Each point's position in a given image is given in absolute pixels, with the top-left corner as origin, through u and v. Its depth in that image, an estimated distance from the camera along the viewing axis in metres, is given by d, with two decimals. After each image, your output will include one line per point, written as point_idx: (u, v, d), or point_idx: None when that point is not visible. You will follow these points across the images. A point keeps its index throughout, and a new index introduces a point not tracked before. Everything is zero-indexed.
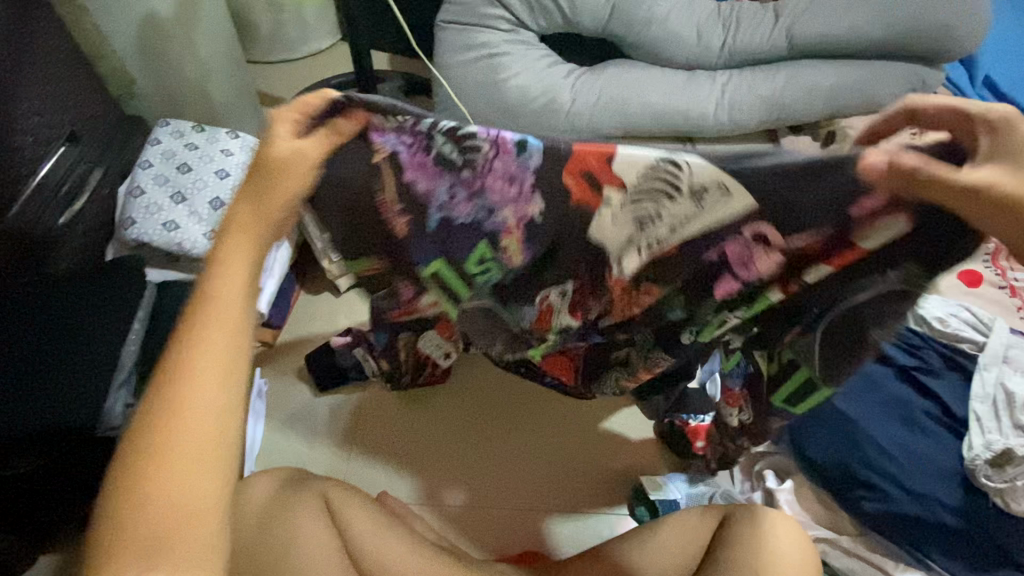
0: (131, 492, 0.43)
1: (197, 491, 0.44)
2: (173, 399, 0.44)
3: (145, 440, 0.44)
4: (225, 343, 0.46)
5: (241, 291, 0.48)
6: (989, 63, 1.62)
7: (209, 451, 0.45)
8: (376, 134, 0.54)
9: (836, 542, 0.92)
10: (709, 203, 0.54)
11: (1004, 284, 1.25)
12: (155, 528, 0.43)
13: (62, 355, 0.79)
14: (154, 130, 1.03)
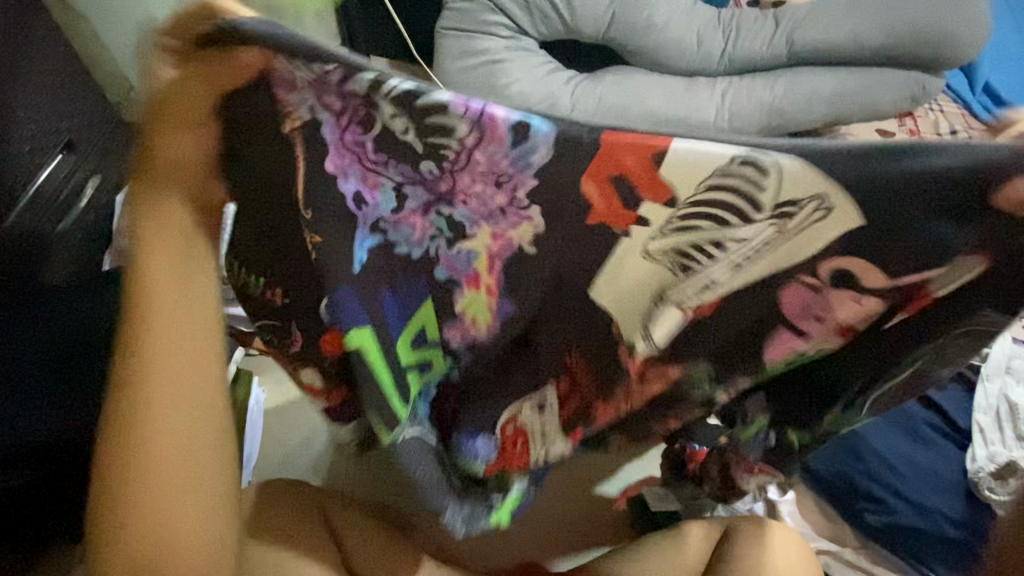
0: (130, 466, 0.50)
1: (185, 449, 0.52)
2: (147, 379, 0.51)
3: (128, 417, 0.51)
4: (189, 328, 0.53)
5: (201, 282, 0.54)
6: (989, 71, 1.63)
7: (198, 419, 0.53)
8: (283, 87, 0.49)
9: (840, 555, 0.91)
10: (798, 222, 0.48)
11: None
12: (153, 485, 0.51)
13: (59, 367, 0.78)
14: None
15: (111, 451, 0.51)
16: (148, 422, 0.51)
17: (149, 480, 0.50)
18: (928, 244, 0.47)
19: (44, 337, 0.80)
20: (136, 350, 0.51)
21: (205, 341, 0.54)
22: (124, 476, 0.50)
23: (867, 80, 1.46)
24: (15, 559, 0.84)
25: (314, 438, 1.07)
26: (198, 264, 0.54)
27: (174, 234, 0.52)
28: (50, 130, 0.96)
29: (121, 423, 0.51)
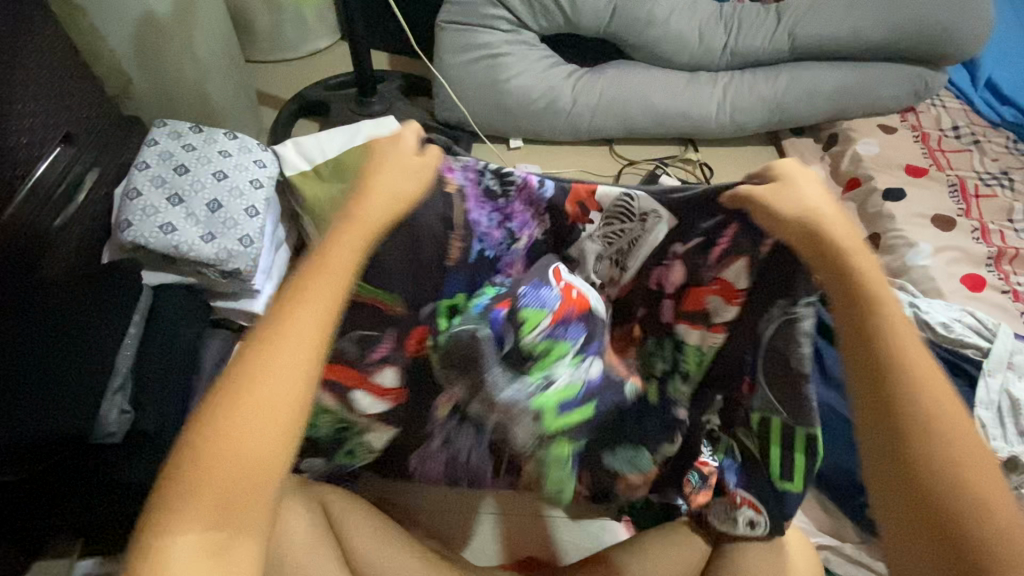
0: (194, 468, 0.44)
1: (261, 443, 0.46)
2: (242, 385, 0.46)
3: (211, 423, 0.45)
4: (302, 346, 0.49)
5: (329, 307, 0.51)
6: (993, 66, 1.62)
7: (273, 449, 0.46)
8: (449, 171, 0.73)
9: (839, 550, 0.92)
10: (649, 224, 0.73)
11: (1007, 289, 1.25)
12: (219, 464, 0.45)
13: (58, 360, 0.78)
14: (151, 130, 1.02)
15: (182, 455, 0.45)
16: (226, 433, 0.45)
17: (198, 498, 0.44)
18: (742, 240, 0.68)
19: (43, 330, 0.80)
20: (250, 355, 0.48)
21: (313, 365, 0.49)
22: (181, 487, 0.44)
23: (867, 76, 1.48)
24: (15, 552, 0.84)
25: None
26: (336, 289, 0.52)
27: (334, 263, 0.54)
28: (48, 124, 0.95)
29: (202, 425, 0.46)
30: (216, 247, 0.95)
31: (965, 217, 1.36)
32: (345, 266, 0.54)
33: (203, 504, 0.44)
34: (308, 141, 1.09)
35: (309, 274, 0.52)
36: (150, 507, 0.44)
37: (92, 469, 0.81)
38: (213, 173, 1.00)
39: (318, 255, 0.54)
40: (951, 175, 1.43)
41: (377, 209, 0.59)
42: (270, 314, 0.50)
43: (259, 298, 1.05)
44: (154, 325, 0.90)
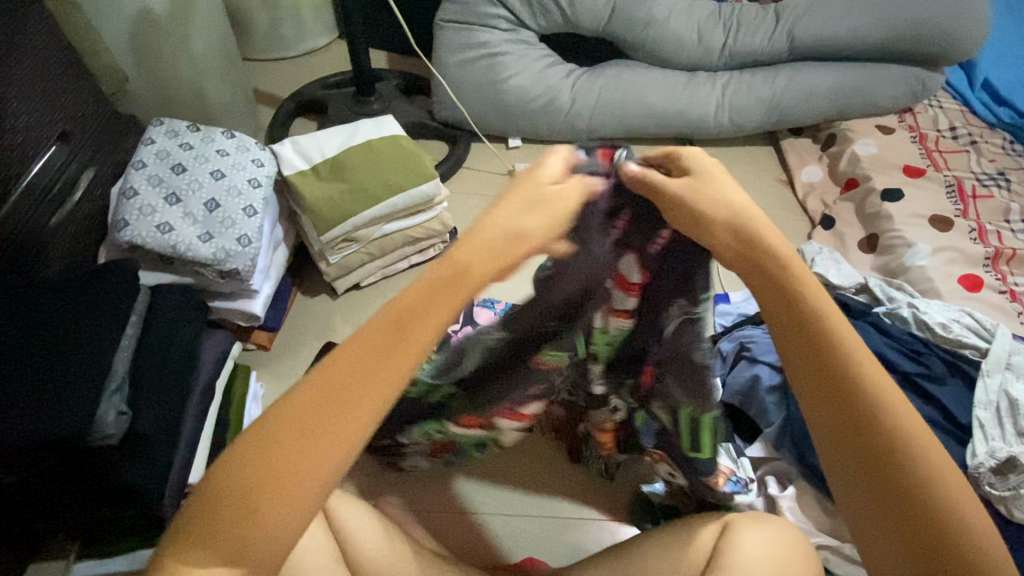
0: (217, 504, 0.42)
1: (287, 505, 0.42)
2: (282, 436, 0.42)
3: (243, 467, 0.42)
4: (353, 413, 0.43)
5: (388, 373, 0.44)
6: (989, 68, 1.63)
7: (297, 514, 0.42)
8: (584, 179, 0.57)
9: (838, 549, 0.92)
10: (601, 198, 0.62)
11: (1004, 289, 1.26)
12: (237, 507, 0.42)
13: (55, 362, 0.77)
14: (147, 129, 1.01)
15: (211, 488, 0.42)
16: (261, 476, 0.42)
17: (214, 541, 0.42)
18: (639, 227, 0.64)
19: (41, 333, 0.79)
20: (297, 402, 0.43)
21: (359, 435, 0.43)
22: (202, 525, 0.42)
23: (865, 76, 1.48)
24: (11, 554, 0.83)
25: None
26: (400, 351, 0.44)
27: (406, 322, 0.45)
28: (43, 122, 0.94)
29: (233, 467, 0.42)
30: (213, 246, 0.94)
31: (963, 217, 1.36)
32: (419, 327, 0.45)
33: (216, 546, 0.42)
34: (305, 140, 1.11)
35: (378, 324, 0.45)
36: (179, 520, 0.43)
37: (88, 471, 0.80)
38: (211, 172, 0.99)
39: (393, 302, 0.46)
40: (949, 175, 1.44)
41: (482, 253, 0.47)
42: (329, 359, 0.44)
43: (257, 298, 1.04)
44: (153, 325, 0.89)
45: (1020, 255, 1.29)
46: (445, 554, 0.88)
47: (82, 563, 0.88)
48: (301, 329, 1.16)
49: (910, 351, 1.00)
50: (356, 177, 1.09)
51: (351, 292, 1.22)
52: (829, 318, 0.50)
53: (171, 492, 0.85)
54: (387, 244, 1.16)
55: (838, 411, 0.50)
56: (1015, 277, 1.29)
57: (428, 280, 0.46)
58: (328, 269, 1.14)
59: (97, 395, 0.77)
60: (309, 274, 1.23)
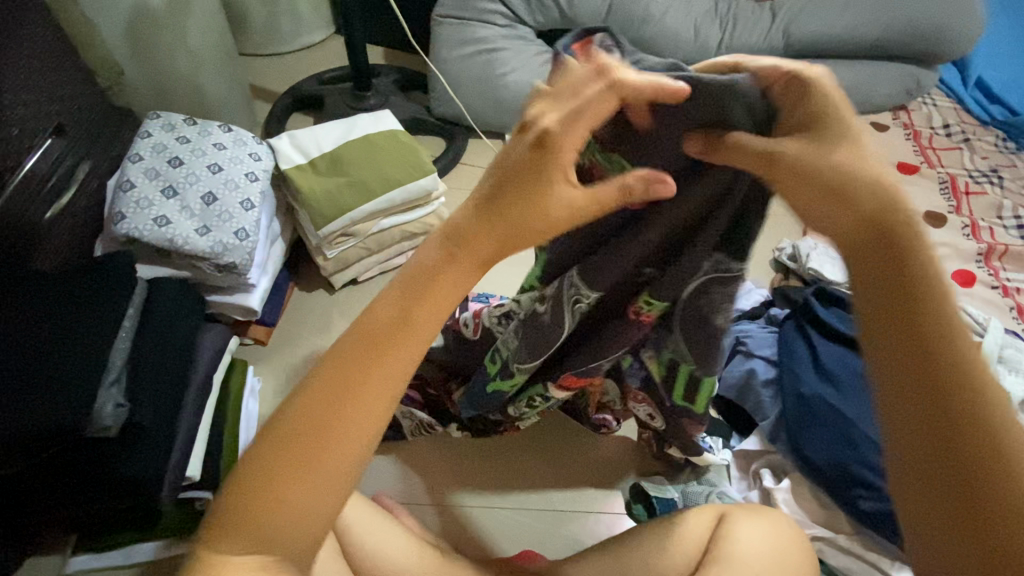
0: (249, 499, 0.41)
1: (317, 495, 0.42)
2: (303, 423, 0.43)
3: (268, 458, 0.42)
4: (370, 395, 0.44)
5: (401, 354, 0.45)
6: (983, 66, 1.64)
7: (325, 495, 0.42)
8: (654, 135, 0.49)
9: (833, 541, 0.92)
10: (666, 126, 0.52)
11: (997, 284, 1.27)
12: (267, 500, 0.41)
13: (52, 354, 0.77)
14: (144, 122, 1.00)
15: (238, 482, 0.42)
16: (290, 467, 0.42)
17: (246, 531, 0.41)
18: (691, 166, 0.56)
19: (37, 325, 0.78)
20: (313, 392, 0.43)
21: (380, 416, 0.44)
22: (231, 519, 0.42)
23: (861, 73, 1.49)
24: (7, 547, 0.83)
25: None
26: (411, 334, 0.45)
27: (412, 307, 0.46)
28: (39, 114, 0.93)
29: (258, 459, 0.42)
30: (211, 239, 0.94)
31: (956, 214, 1.38)
32: (423, 310, 0.46)
33: (248, 542, 0.41)
34: (303, 134, 1.12)
35: (380, 311, 0.46)
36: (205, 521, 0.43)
37: (86, 462, 0.80)
38: (207, 165, 0.99)
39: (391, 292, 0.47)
40: (942, 172, 1.45)
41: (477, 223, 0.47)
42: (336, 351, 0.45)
43: (254, 292, 1.04)
44: (150, 319, 0.89)
45: (1013, 251, 1.30)
46: (443, 546, 0.89)
47: (80, 555, 0.88)
48: (299, 323, 1.16)
49: None
50: (354, 170, 1.09)
51: (348, 286, 1.22)
52: (915, 256, 0.45)
53: (169, 483, 0.84)
54: (385, 238, 1.16)
55: (917, 366, 0.44)
56: (1007, 273, 1.30)
57: (420, 261, 0.47)
58: (325, 264, 1.14)
59: (95, 387, 0.77)
60: (306, 269, 1.23)
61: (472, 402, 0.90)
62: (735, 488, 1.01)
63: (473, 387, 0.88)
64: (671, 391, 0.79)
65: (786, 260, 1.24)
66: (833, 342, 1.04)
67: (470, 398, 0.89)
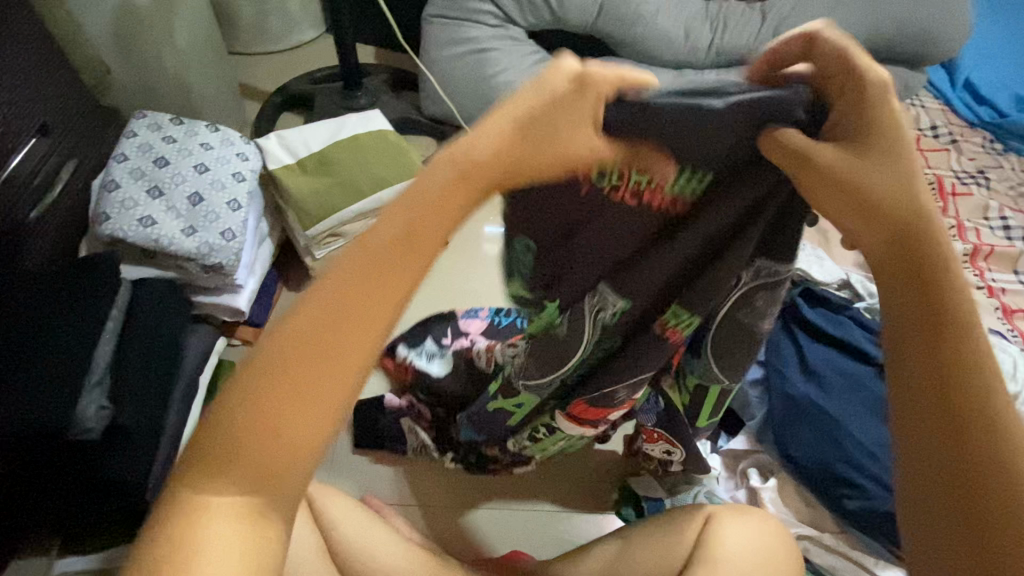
0: (230, 424, 0.40)
1: (302, 426, 0.40)
2: (278, 369, 0.40)
3: (244, 402, 0.40)
4: (347, 343, 0.40)
5: (378, 305, 0.41)
6: (971, 67, 1.65)
7: (307, 440, 0.41)
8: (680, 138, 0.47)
9: (819, 540, 0.93)
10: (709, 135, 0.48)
11: (982, 284, 1.28)
12: (245, 426, 0.40)
13: (34, 357, 0.76)
14: (130, 122, 1.00)
15: (216, 421, 0.40)
16: (271, 395, 0.40)
17: (230, 471, 0.40)
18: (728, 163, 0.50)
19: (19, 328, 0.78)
20: (286, 336, 0.40)
21: (367, 348, 0.41)
22: (212, 459, 0.40)
23: None
24: None
25: None
26: (386, 284, 0.41)
27: (387, 259, 0.41)
28: (23, 114, 0.93)
29: (234, 399, 0.40)
30: (197, 240, 0.93)
31: (942, 214, 1.39)
32: (400, 266, 0.42)
33: (230, 468, 0.40)
34: (291, 134, 1.11)
35: (351, 259, 0.41)
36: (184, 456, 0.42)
37: (71, 463, 0.80)
38: (194, 165, 0.98)
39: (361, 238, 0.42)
40: (929, 173, 1.46)
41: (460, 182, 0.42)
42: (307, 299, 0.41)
43: (242, 293, 1.04)
44: (134, 320, 0.88)
45: (998, 252, 1.31)
46: (431, 546, 0.88)
47: (66, 557, 0.87)
48: None
49: None
50: (343, 171, 1.09)
51: None
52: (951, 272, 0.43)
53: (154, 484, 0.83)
54: None
55: (936, 394, 0.43)
56: (992, 273, 1.31)
57: (423, 186, 0.42)
58: (314, 264, 1.13)
59: (77, 390, 0.76)
60: (295, 269, 1.23)
61: (476, 427, 0.91)
62: (723, 487, 1.02)
63: (477, 410, 0.89)
64: (697, 417, 0.79)
65: None
66: (820, 342, 1.05)
67: (476, 426, 0.91)
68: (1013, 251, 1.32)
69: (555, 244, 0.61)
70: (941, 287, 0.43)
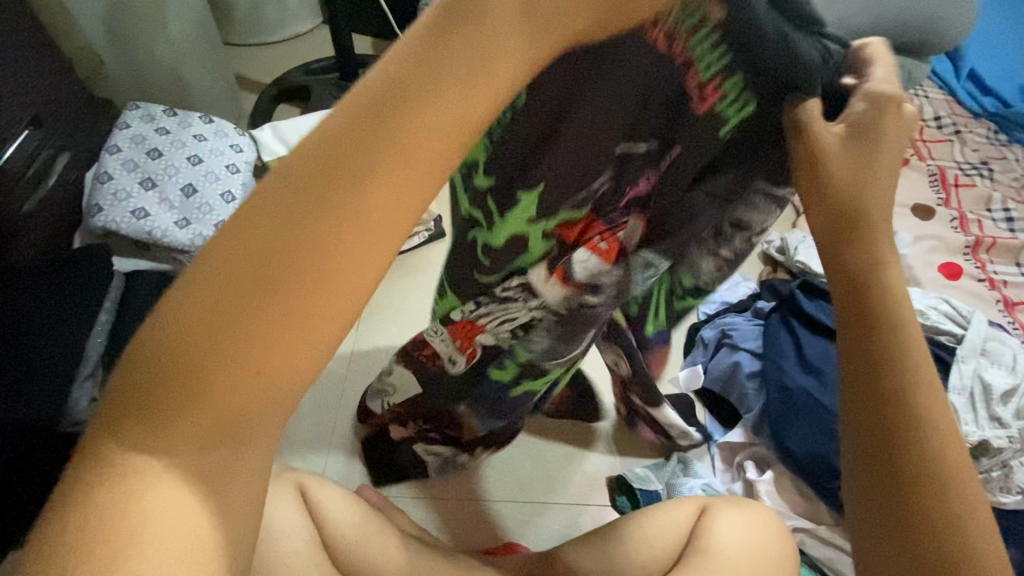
0: (181, 367, 0.29)
1: (285, 368, 0.30)
2: (241, 294, 0.29)
3: (185, 344, 0.29)
4: (323, 278, 0.29)
5: (367, 212, 0.29)
6: (976, 57, 1.63)
7: (280, 402, 0.31)
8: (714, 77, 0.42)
9: (814, 532, 0.93)
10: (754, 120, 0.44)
11: (983, 277, 1.27)
12: (200, 371, 0.29)
13: (25, 349, 0.76)
14: (123, 113, 0.99)
15: (145, 360, 0.29)
16: (235, 332, 0.29)
17: (179, 433, 0.30)
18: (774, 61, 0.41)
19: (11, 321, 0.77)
20: (250, 250, 0.29)
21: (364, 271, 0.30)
22: (144, 421, 0.30)
23: None
24: None
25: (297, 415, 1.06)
26: (365, 195, 0.29)
27: (375, 141, 0.29)
28: (14, 105, 0.92)
29: (172, 338, 0.29)
30: (190, 232, 0.93)
31: (945, 206, 1.37)
32: (392, 154, 0.29)
33: (186, 423, 0.30)
34: (286, 125, 1.10)
35: (323, 146, 0.29)
36: (120, 404, 0.30)
37: (62, 456, 0.79)
38: (188, 157, 0.98)
39: (335, 118, 0.30)
40: (932, 165, 1.45)
41: (465, 40, 0.30)
42: (263, 199, 0.29)
43: None
44: (127, 312, 0.88)
45: (1000, 244, 1.30)
46: (425, 538, 0.88)
47: None
48: None
49: None
50: None
51: None
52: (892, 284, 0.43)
53: None
54: None
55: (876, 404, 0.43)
56: (994, 265, 1.30)
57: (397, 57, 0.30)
58: None
59: None
60: None
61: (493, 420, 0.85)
62: (719, 479, 1.02)
63: (480, 401, 0.80)
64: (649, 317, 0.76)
65: (774, 253, 1.23)
66: (817, 335, 1.05)
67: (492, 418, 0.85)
68: (1016, 244, 1.30)
69: (549, 135, 0.47)
70: (888, 327, 0.43)
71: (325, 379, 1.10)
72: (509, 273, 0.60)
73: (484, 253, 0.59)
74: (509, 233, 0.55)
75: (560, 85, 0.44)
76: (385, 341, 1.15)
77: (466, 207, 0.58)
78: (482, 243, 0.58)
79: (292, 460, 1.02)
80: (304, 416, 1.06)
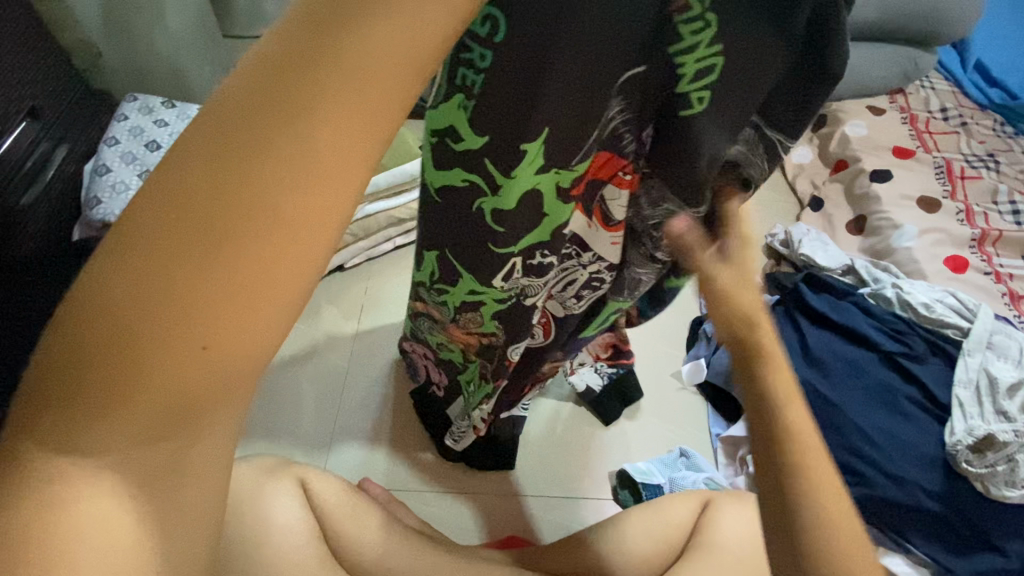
0: (110, 349, 0.24)
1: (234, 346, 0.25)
2: (173, 253, 0.23)
3: (116, 324, 0.24)
4: (267, 226, 0.24)
5: (320, 149, 0.24)
6: (983, 49, 1.61)
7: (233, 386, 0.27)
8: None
9: None
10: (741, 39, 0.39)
11: (989, 270, 1.26)
12: (134, 347, 0.24)
13: None
14: (121, 105, 0.98)
15: (83, 325, 0.24)
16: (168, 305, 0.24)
17: (119, 426, 0.26)
18: None
19: None
20: (184, 190, 0.23)
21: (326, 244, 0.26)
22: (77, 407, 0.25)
23: (858, 56, 1.47)
24: None
25: (298, 408, 1.05)
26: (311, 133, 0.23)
27: (320, 60, 0.23)
28: (13, 97, 0.91)
29: (108, 310, 0.24)
30: None
31: (950, 199, 1.36)
32: (344, 68, 0.23)
33: (119, 413, 0.25)
34: None
35: (251, 71, 0.23)
36: (36, 383, 0.25)
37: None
38: None
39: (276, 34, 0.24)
40: (938, 157, 1.43)
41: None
42: (200, 134, 0.24)
43: None
44: None
45: (1007, 237, 1.29)
46: (426, 532, 0.88)
47: None
48: None
49: (892, 331, 0.99)
50: None
51: (335, 274, 1.20)
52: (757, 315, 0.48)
53: None
54: (372, 225, 1.15)
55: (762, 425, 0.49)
56: (1000, 259, 1.29)
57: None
58: None
59: None
60: None
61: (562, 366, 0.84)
62: (722, 474, 1.02)
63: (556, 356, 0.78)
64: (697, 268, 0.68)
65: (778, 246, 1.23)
66: (822, 328, 1.03)
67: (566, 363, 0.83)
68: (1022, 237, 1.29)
69: (536, 76, 0.42)
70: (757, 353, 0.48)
71: (327, 372, 1.10)
72: (534, 243, 0.57)
73: (492, 221, 0.55)
74: (521, 192, 0.51)
75: (530, 21, 0.39)
76: (383, 331, 1.15)
77: (457, 175, 0.54)
78: (489, 210, 0.54)
79: (263, 446, 1.01)
80: (305, 409, 1.06)
